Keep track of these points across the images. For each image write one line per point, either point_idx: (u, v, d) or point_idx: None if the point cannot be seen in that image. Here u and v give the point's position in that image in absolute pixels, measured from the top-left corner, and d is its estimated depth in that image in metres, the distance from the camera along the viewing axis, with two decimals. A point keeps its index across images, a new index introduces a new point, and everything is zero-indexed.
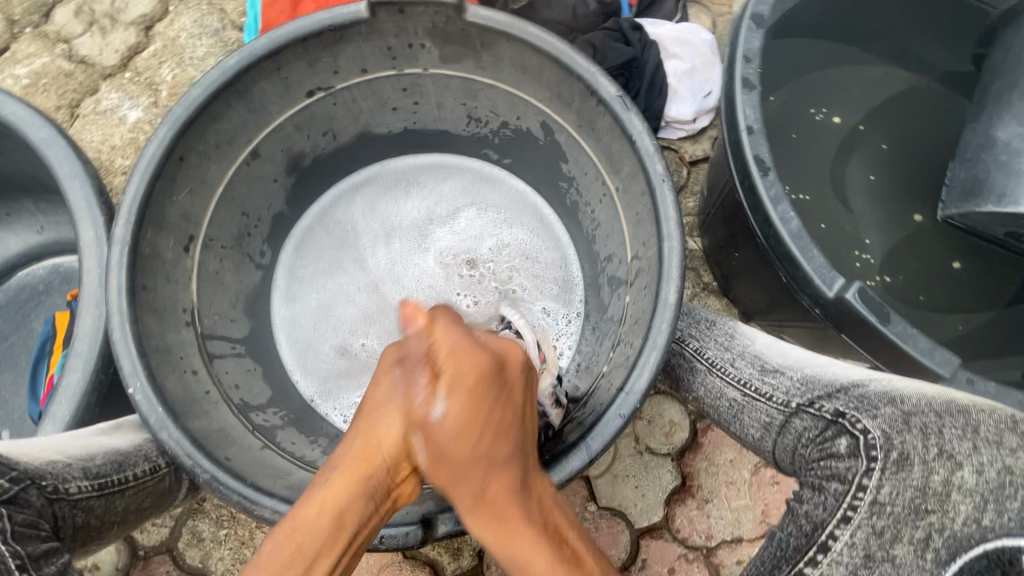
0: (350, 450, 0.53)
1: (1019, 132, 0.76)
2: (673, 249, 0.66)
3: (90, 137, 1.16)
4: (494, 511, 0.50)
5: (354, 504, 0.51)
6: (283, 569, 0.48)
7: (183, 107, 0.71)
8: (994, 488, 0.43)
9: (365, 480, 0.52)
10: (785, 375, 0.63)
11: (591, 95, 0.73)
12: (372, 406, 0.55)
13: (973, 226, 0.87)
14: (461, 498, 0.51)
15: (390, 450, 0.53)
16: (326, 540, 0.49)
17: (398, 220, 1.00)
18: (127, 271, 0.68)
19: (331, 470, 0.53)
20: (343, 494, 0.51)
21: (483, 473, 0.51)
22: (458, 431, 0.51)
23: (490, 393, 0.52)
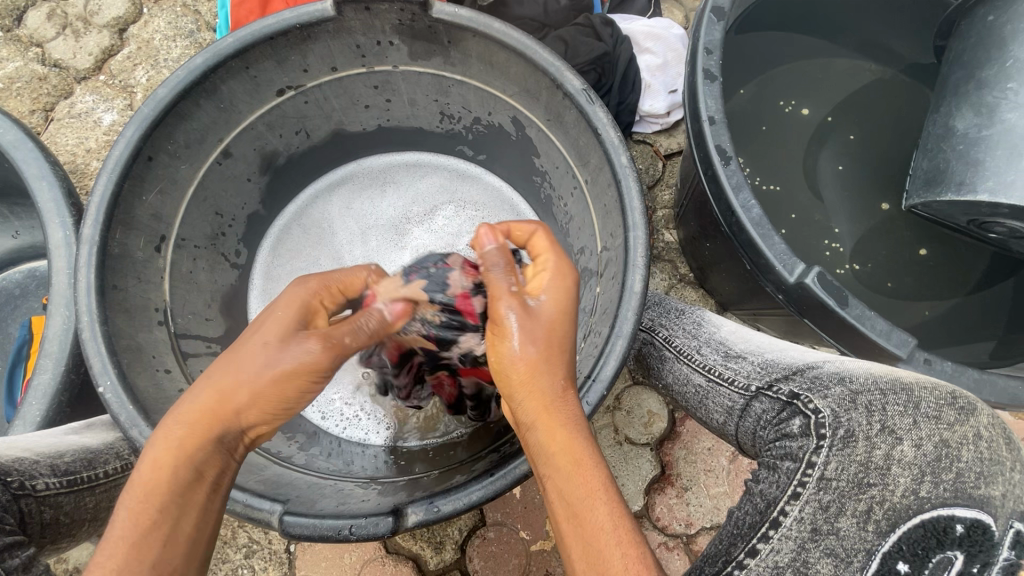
0: (202, 406, 0.53)
1: (975, 123, 0.76)
2: (639, 239, 0.67)
3: (65, 141, 1.15)
4: (564, 417, 0.54)
5: (202, 456, 0.51)
6: (137, 523, 0.47)
7: (150, 107, 0.71)
8: (931, 459, 0.45)
9: (224, 432, 0.53)
10: (747, 360, 0.64)
11: (557, 88, 0.74)
12: (250, 359, 0.54)
13: (938, 214, 0.89)
14: (530, 400, 0.56)
15: (243, 396, 0.54)
16: (184, 496, 0.50)
17: (375, 218, 1.01)
18: (95, 271, 0.68)
19: (178, 429, 0.52)
20: (197, 453, 0.51)
21: (557, 379, 0.56)
22: (549, 323, 0.58)
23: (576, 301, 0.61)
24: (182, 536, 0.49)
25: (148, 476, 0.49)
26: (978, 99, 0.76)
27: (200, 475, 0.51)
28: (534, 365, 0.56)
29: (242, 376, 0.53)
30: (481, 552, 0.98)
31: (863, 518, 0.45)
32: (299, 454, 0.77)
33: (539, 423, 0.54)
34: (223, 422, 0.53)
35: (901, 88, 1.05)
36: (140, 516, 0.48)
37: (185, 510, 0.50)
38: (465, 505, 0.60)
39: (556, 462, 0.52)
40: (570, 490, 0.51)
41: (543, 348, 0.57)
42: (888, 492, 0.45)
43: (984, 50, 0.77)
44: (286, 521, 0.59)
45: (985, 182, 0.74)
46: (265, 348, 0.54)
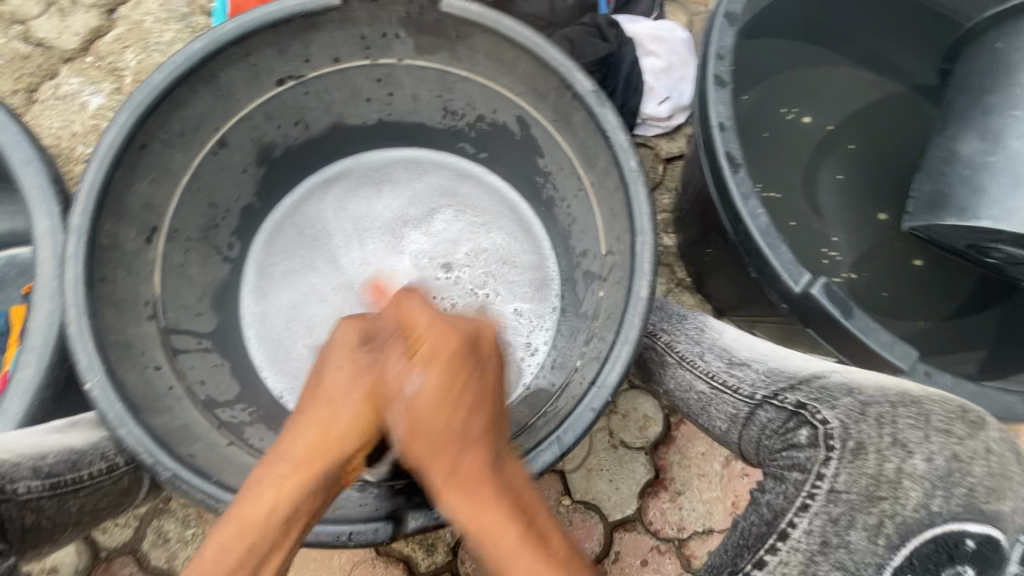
0: (306, 441, 0.54)
1: (980, 148, 0.77)
2: (646, 244, 0.67)
3: (49, 124, 1.11)
4: (467, 491, 0.50)
5: (307, 498, 0.52)
6: (225, 560, 0.47)
7: (144, 93, 0.68)
8: (943, 475, 0.46)
9: (326, 469, 0.54)
10: (751, 368, 0.63)
11: (566, 89, 0.73)
12: (333, 391, 0.58)
13: (937, 238, 0.88)
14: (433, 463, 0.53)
15: (347, 441, 0.55)
16: (275, 536, 0.50)
17: (370, 219, 0.99)
18: (84, 262, 0.65)
19: (285, 463, 0.53)
20: (300, 484, 0.52)
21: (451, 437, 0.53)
22: (433, 403, 0.55)
23: (469, 364, 0.57)
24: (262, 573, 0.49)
25: (240, 514, 0.50)
26: (983, 125, 0.77)
27: (292, 517, 0.51)
28: (421, 425, 0.54)
29: (337, 405, 0.57)
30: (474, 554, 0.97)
31: (874, 532, 0.45)
32: None
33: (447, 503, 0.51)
34: (326, 452, 0.54)
35: (898, 102, 1.07)
36: (232, 548, 0.48)
37: (261, 543, 0.49)
38: None
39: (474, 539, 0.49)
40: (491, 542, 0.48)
41: (432, 421, 0.54)
42: (900, 504, 0.45)
43: (992, 78, 0.78)
44: None
45: (989, 210, 0.74)
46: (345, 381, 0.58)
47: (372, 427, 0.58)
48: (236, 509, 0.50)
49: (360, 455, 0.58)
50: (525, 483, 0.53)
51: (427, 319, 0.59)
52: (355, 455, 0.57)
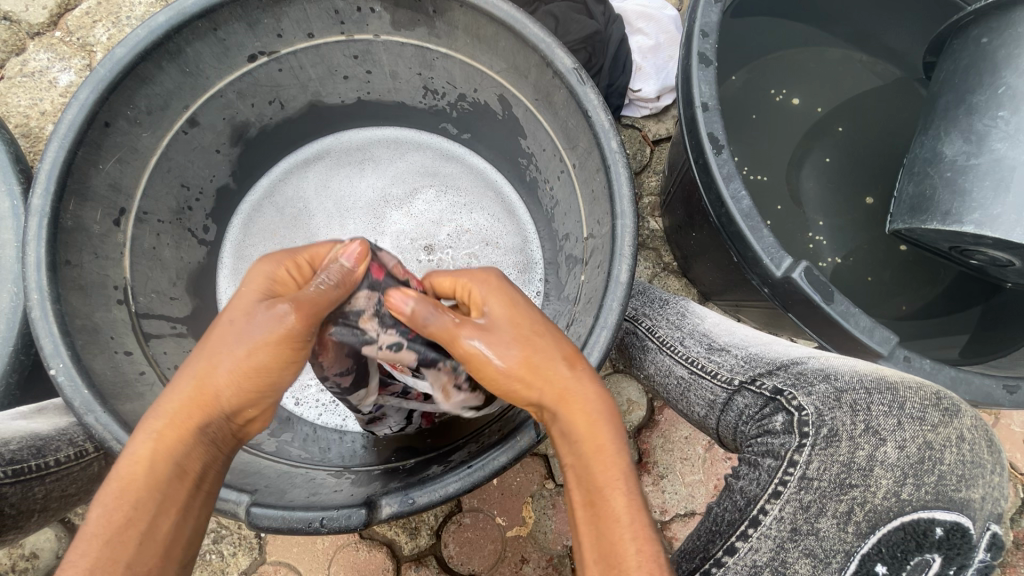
0: (181, 399, 0.51)
1: (963, 150, 0.75)
2: (626, 227, 0.65)
3: (16, 101, 1.07)
4: (586, 406, 0.52)
5: (192, 454, 0.51)
6: (117, 528, 0.47)
7: (106, 68, 0.65)
8: (914, 462, 0.46)
9: (206, 424, 0.52)
10: (730, 354, 0.63)
11: (546, 66, 0.71)
12: (224, 342, 0.52)
13: (920, 239, 0.88)
14: (547, 392, 0.53)
15: (224, 397, 0.52)
16: (164, 492, 0.49)
17: (352, 200, 0.97)
18: (47, 245, 0.62)
19: (158, 420, 0.51)
20: (175, 443, 0.50)
21: (561, 367, 0.53)
22: (513, 325, 0.54)
23: (525, 301, 0.57)
24: (157, 530, 0.48)
25: (120, 472, 0.49)
26: (967, 125, 0.75)
27: (182, 469, 0.50)
28: (521, 368, 0.53)
29: (215, 359, 0.51)
30: (458, 537, 0.97)
31: (844, 519, 0.45)
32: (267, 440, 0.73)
33: (561, 413, 0.53)
34: (204, 404, 0.51)
35: (887, 83, 1.05)
36: (117, 510, 0.47)
37: (159, 503, 0.49)
38: (442, 496, 0.58)
39: (580, 452, 0.51)
40: (596, 475, 0.50)
41: (524, 352, 0.53)
42: (870, 493, 0.46)
43: (976, 72, 0.76)
44: (255, 513, 0.57)
45: (972, 215, 0.73)
46: (250, 328, 0.51)
47: (263, 381, 0.53)
48: (116, 466, 0.49)
49: (254, 409, 0.55)
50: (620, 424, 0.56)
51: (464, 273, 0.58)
52: (246, 407, 0.54)
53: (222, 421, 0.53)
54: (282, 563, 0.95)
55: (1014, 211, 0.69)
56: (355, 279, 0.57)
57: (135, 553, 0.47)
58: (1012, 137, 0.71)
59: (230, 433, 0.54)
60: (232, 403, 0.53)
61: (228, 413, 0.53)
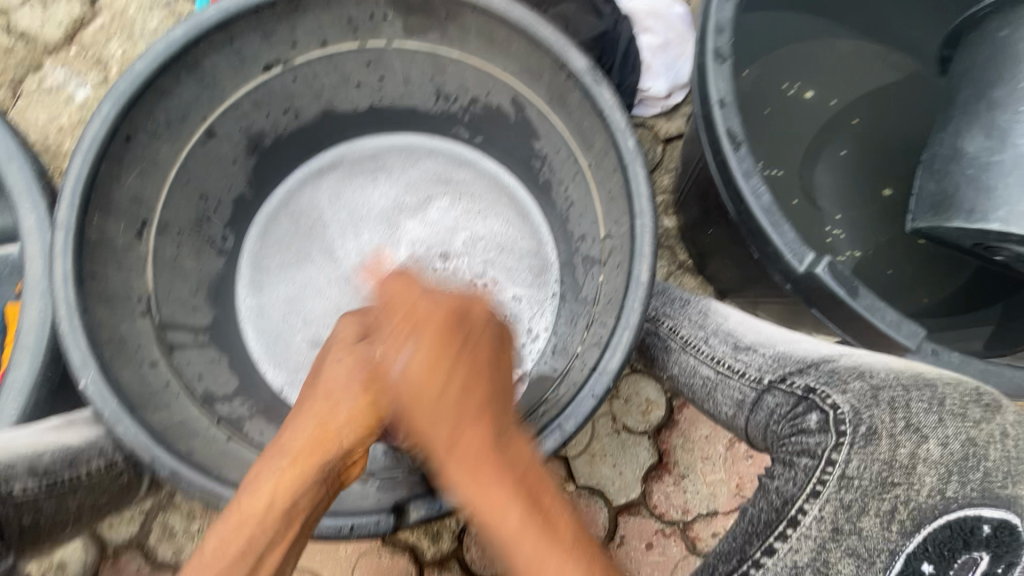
0: (304, 436, 0.55)
1: (985, 146, 0.74)
2: (646, 226, 0.65)
3: (35, 117, 1.09)
4: (463, 458, 0.52)
5: (304, 495, 0.52)
6: (234, 559, 0.48)
7: (126, 83, 0.66)
8: (958, 459, 0.45)
9: (328, 462, 0.55)
10: (758, 352, 0.62)
11: (561, 68, 0.71)
12: (334, 386, 0.60)
13: (942, 238, 0.86)
14: (438, 445, 0.55)
15: (345, 433, 0.57)
16: (272, 533, 0.50)
17: (367, 206, 0.97)
18: (72, 258, 0.63)
19: (282, 458, 0.54)
20: (294, 482, 0.52)
21: (451, 421, 0.55)
22: (421, 375, 0.58)
23: (455, 333, 0.60)
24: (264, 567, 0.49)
25: (239, 509, 0.50)
26: (989, 120, 0.74)
27: (293, 509, 0.51)
28: (419, 419, 0.57)
29: (337, 398, 0.59)
30: (480, 541, 0.97)
31: (887, 518, 0.45)
32: None
33: (444, 469, 0.54)
34: (325, 438, 0.56)
35: (901, 73, 1.04)
36: (232, 541, 0.48)
37: (273, 538, 0.50)
38: None
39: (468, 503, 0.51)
40: (491, 524, 0.49)
41: (417, 404, 0.57)
42: (914, 491, 0.45)
43: (996, 65, 0.76)
44: None
45: (998, 211, 0.71)
46: (360, 356, 0.62)
47: (369, 419, 0.59)
48: (232, 506, 0.51)
49: (360, 450, 0.59)
50: (530, 460, 0.53)
51: (416, 301, 0.63)
52: (358, 445, 0.58)
53: (337, 458, 0.56)
54: (306, 569, 0.96)
55: None
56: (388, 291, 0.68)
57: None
58: None
59: (339, 477, 0.57)
60: (349, 441, 0.57)
61: (344, 452, 0.56)
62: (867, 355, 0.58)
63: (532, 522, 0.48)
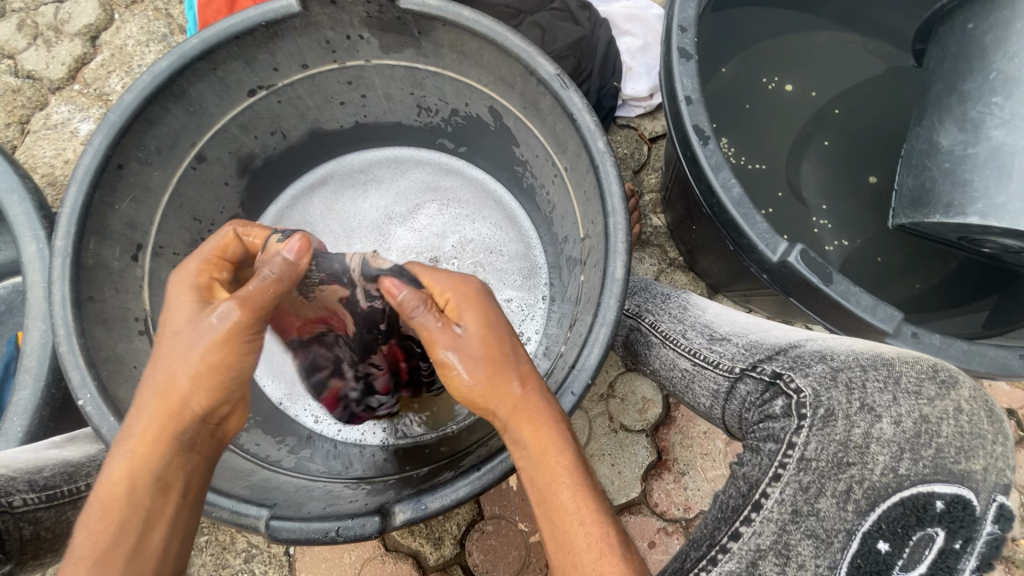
0: (149, 415, 0.53)
1: (960, 139, 0.74)
2: (618, 224, 0.66)
3: (43, 153, 1.14)
4: (536, 414, 0.55)
5: (167, 467, 0.52)
6: (106, 545, 0.49)
7: (116, 114, 0.69)
8: (910, 436, 0.46)
9: (181, 431, 0.53)
10: (731, 342, 0.63)
11: (530, 75, 0.72)
12: (172, 353, 0.53)
13: (926, 232, 0.86)
14: (505, 405, 0.56)
15: (192, 403, 0.53)
16: (147, 508, 0.51)
17: (357, 221, 1.00)
18: (70, 283, 0.67)
19: (130, 438, 0.52)
20: (149, 457, 0.52)
21: (515, 383, 0.56)
22: (485, 341, 0.58)
23: (498, 314, 0.60)
24: (148, 545, 0.50)
25: (100, 496, 0.50)
26: (962, 113, 0.74)
27: (162, 483, 0.52)
28: (484, 386, 0.56)
29: (169, 369, 0.53)
30: (481, 546, 0.98)
31: (843, 498, 0.45)
32: (290, 458, 0.76)
33: (510, 425, 0.55)
34: (172, 412, 0.53)
35: (882, 59, 1.04)
36: (102, 530, 0.49)
37: (147, 519, 0.51)
38: (455, 501, 0.59)
39: (530, 455, 0.54)
40: (543, 479, 0.53)
41: (487, 367, 0.56)
42: (867, 470, 0.46)
43: (965, 58, 0.75)
44: (274, 526, 0.59)
45: (975, 206, 0.71)
46: (185, 333, 0.54)
47: (219, 381, 0.54)
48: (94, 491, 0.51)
49: (224, 408, 0.56)
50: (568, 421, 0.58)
51: (442, 283, 0.62)
52: (218, 406, 0.55)
53: (196, 426, 0.54)
54: None
55: (1019, 197, 0.67)
56: (299, 270, 0.60)
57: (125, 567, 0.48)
58: (1009, 123, 0.69)
59: (207, 438, 0.55)
60: (200, 406, 0.53)
61: (201, 418, 0.54)
62: (830, 337, 0.58)
63: (580, 476, 0.53)
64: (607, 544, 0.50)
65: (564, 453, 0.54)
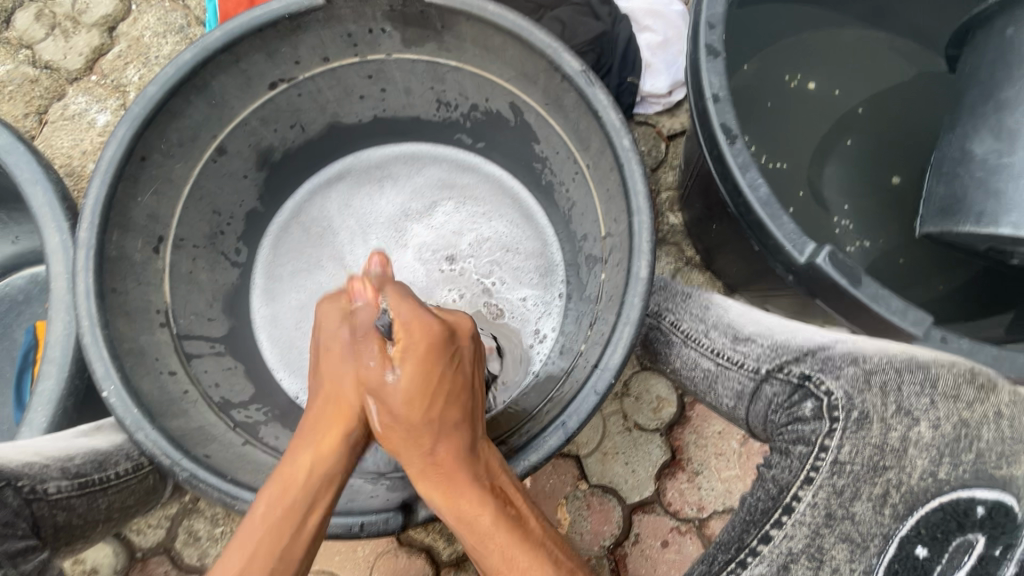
0: (327, 413, 0.62)
1: (995, 148, 0.73)
2: (643, 223, 0.66)
3: (60, 143, 1.14)
4: (450, 475, 0.59)
5: (335, 463, 0.60)
6: (270, 538, 0.54)
7: (140, 106, 0.69)
8: (949, 441, 0.49)
9: (345, 426, 0.61)
10: (757, 343, 0.61)
11: (555, 71, 0.72)
12: (334, 361, 0.63)
13: (955, 241, 0.83)
14: (417, 464, 0.60)
15: (358, 404, 0.62)
16: (313, 499, 0.57)
17: (374, 215, 1.00)
18: (94, 274, 0.67)
19: (311, 431, 0.61)
20: (328, 454, 0.59)
21: (438, 443, 0.60)
22: (407, 396, 0.60)
23: (437, 355, 0.61)
24: (306, 532, 0.56)
25: (282, 476, 0.57)
26: (997, 122, 0.73)
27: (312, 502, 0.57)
28: (410, 427, 0.60)
29: (338, 376, 0.62)
30: None
31: (880, 501, 0.49)
32: None
33: (434, 494, 0.59)
34: (346, 415, 0.62)
35: (907, 58, 1.03)
36: (277, 516, 0.55)
37: (309, 508, 0.57)
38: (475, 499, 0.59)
39: (439, 502, 0.59)
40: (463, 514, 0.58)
41: (412, 412, 0.60)
42: (906, 474, 0.49)
43: (1004, 67, 0.74)
44: None
45: (1009, 216, 0.70)
46: (350, 339, 0.63)
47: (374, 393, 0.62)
48: (278, 471, 0.58)
49: None
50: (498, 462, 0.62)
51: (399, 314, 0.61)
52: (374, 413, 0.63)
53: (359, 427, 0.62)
54: (325, 571, 0.98)
55: None
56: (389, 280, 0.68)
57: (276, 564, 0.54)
58: None
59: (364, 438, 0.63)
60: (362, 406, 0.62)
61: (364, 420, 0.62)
62: (858, 337, 0.58)
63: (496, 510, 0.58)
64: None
65: (474, 492, 0.58)
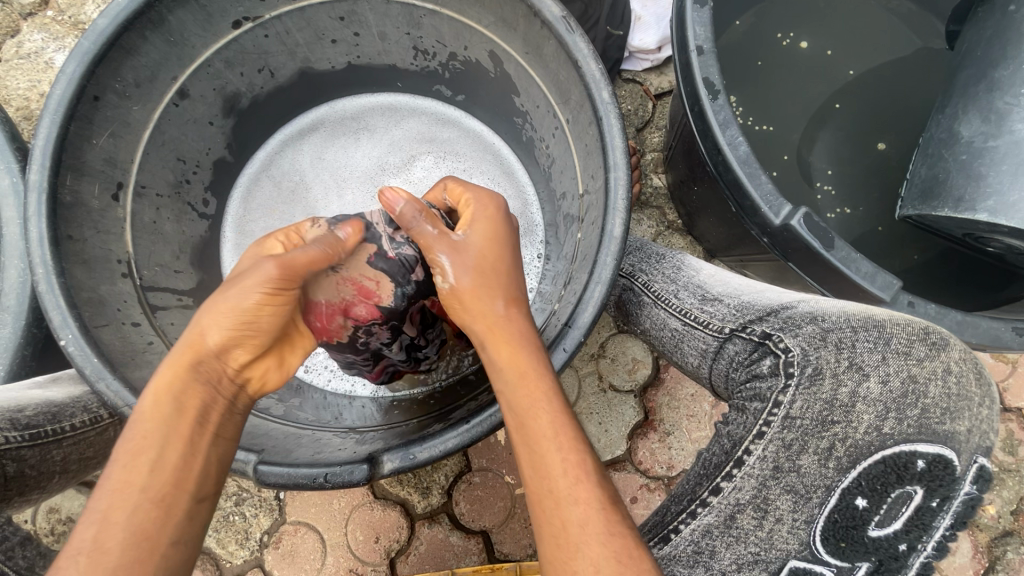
0: (177, 348, 0.53)
1: (981, 131, 0.71)
2: (619, 180, 0.64)
3: (16, 84, 1.08)
4: (511, 336, 0.56)
5: (189, 394, 0.52)
6: (126, 464, 0.48)
7: (90, 40, 0.65)
8: (897, 396, 0.47)
9: (199, 367, 0.53)
10: (722, 303, 0.62)
11: (534, 16, 0.68)
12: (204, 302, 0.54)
13: (932, 225, 0.83)
14: (478, 323, 0.58)
15: (210, 341, 0.52)
16: (167, 429, 0.50)
17: (348, 168, 0.96)
18: (47, 220, 0.64)
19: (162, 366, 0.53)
20: (170, 388, 0.51)
21: (497, 301, 0.58)
22: (481, 251, 0.60)
23: (508, 236, 0.62)
24: (167, 463, 0.49)
25: (135, 417, 0.50)
26: (987, 104, 0.71)
27: (181, 406, 0.51)
28: (471, 292, 0.58)
29: (197, 314, 0.53)
30: (468, 496, 1.00)
31: (825, 455, 0.47)
32: (278, 407, 0.75)
33: (487, 344, 0.57)
34: (196, 349, 0.52)
35: (902, 19, 1.00)
36: (131, 446, 0.49)
37: (170, 438, 0.50)
38: (442, 452, 0.59)
39: (505, 378, 0.54)
40: (515, 398, 0.53)
41: (475, 277, 0.58)
42: (851, 429, 0.47)
43: (999, 43, 0.72)
44: (263, 470, 0.59)
45: (986, 201, 0.68)
46: (232, 277, 0.55)
47: (240, 325, 0.53)
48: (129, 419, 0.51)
49: (242, 354, 0.55)
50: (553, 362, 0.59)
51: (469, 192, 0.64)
52: (235, 351, 0.54)
53: (213, 362, 0.53)
54: (301, 522, 1.00)
55: None
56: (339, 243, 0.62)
57: (146, 479, 0.48)
58: None
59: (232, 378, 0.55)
60: (217, 343, 0.53)
61: (218, 355, 0.53)
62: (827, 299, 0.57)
63: (557, 399, 0.53)
64: (581, 469, 0.50)
65: (539, 373, 0.54)
